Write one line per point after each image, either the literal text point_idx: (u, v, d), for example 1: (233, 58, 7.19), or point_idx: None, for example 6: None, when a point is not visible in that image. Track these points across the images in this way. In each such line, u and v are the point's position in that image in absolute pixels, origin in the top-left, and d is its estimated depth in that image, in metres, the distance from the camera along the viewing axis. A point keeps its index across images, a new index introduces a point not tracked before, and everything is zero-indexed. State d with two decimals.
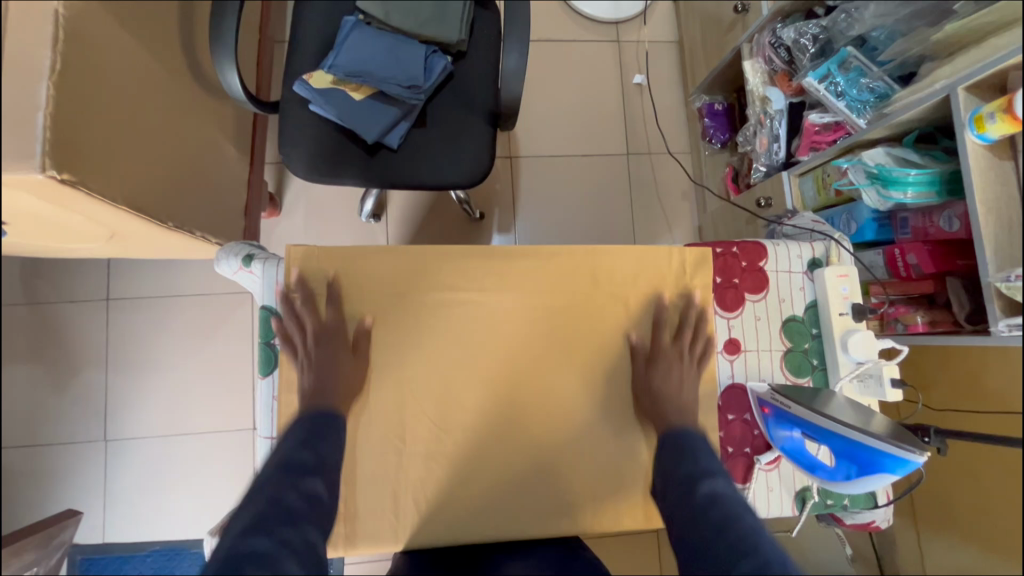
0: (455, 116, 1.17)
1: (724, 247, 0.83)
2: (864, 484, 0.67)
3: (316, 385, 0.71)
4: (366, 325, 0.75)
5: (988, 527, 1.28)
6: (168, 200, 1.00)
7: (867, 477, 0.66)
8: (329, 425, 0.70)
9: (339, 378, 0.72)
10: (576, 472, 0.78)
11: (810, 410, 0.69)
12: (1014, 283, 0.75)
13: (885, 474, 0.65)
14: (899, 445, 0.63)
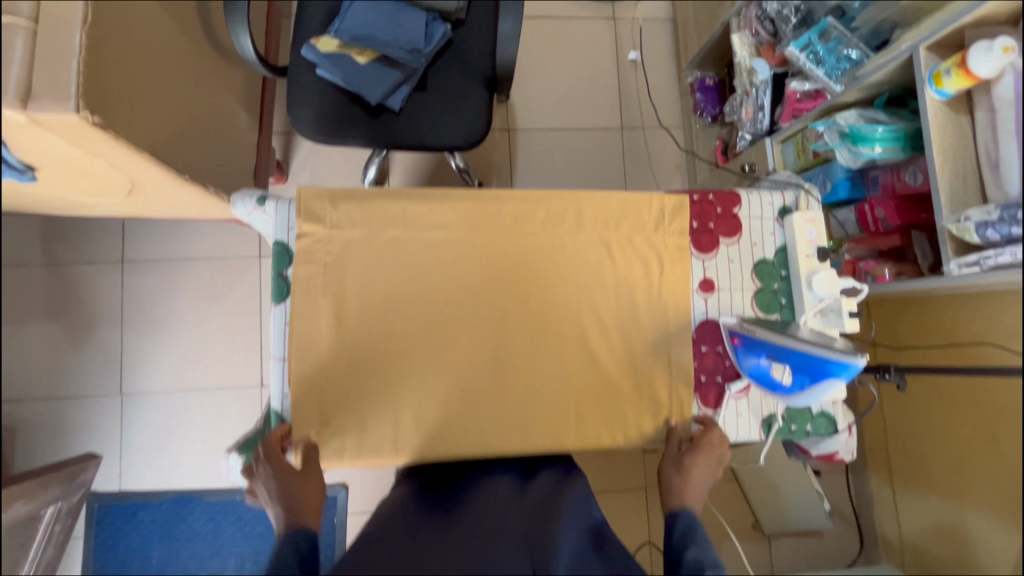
0: (454, 82, 1.24)
1: (701, 195, 0.90)
2: (819, 391, 0.76)
3: (281, 502, 0.72)
4: (312, 442, 0.80)
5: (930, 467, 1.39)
6: (183, 154, 1.07)
7: (821, 386, 0.75)
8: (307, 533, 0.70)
9: (298, 491, 0.74)
10: (563, 396, 0.86)
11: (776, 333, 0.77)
12: (963, 224, 0.81)
13: (836, 380, 0.74)
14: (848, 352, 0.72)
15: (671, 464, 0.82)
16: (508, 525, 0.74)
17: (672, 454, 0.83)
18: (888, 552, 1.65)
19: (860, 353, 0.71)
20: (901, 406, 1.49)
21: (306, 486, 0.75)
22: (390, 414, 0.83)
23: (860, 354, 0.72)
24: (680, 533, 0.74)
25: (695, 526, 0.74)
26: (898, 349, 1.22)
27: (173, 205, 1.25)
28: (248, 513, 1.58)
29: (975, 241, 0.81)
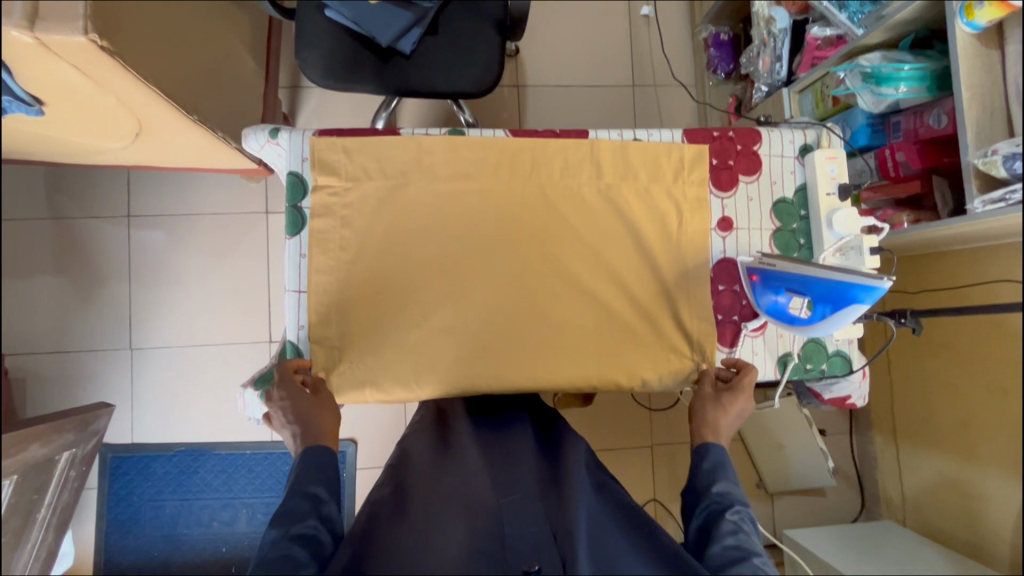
0: (466, 26, 1.21)
1: (721, 131, 0.88)
2: (839, 320, 0.76)
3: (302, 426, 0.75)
4: (321, 376, 0.81)
5: (928, 417, 1.44)
6: (192, 92, 1.05)
7: (841, 312, 0.74)
8: (322, 459, 0.73)
9: (318, 418, 0.76)
10: (579, 333, 0.85)
11: (792, 263, 0.76)
12: (989, 158, 0.80)
13: (857, 305, 0.73)
14: (867, 275, 0.71)
15: (708, 402, 0.81)
16: (523, 483, 0.74)
17: (706, 393, 0.83)
18: (890, 509, 1.68)
19: (884, 274, 0.69)
20: (907, 366, 1.51)
21: (322, 408, 0.77)
22: (406, 348, 0.82)
23: (884, 276, 0.69)
24: (710, 466, 0.76)
25: (726, 464, 0.77)
26: (910, 295, 1.20)
27: (180, 152, 1.23)
28: (259, 466, 1.60)
29: (1001, 176, 0.80)
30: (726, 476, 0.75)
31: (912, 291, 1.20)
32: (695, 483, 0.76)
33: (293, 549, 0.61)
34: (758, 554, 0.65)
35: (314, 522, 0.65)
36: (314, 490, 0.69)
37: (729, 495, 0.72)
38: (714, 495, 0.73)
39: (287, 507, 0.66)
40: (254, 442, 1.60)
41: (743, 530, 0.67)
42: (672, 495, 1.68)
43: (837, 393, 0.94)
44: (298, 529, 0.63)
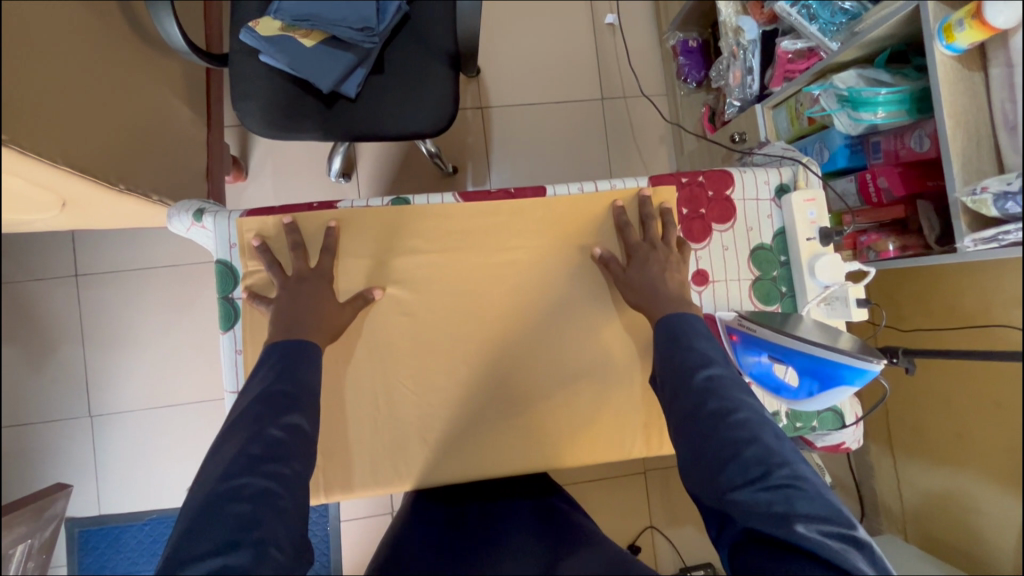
0: (413, 62, 1.12)
1: (690, 177, 0.82)
2: (825, 399, 0.70)
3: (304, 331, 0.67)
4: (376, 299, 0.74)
5: (923, 428, 1.41)
6: (110, 159, 0.96)
7: (827, 387, 0.69)
8: (306, 354, 0.65)
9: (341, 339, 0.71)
10: (549, 410, 0.78)
11: (775, 332, 0.70)
12: (978, 197, 0.74)
13: (845, 386, 0.68)
14: (860, 354, 0.65)
15: (627, 273, 0.75)
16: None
17: (616, 267, 0.76)
18: (890, 521, 1.61)
19: (876, 359, 0.64)
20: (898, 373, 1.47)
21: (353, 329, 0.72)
22: (358, 443, 0.75)
23: (876, 358, 0.64)
24: (668, 335, 0.68)
25: (681, 325, 0.69)
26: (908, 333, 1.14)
27: (112, 217, 1.14)
28: None
29: (992, 215, 0.73)
30: (685, 339, 0.67)
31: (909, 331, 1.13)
32: (657, 355, 0.68)
33: (284, 437, 0.57)
34: (746, 405, 0.60)
35: (301, 415, 0.60)
36: (279, 388, 0.61)
37: (693, 358, 0.65)
38: (679, 364, 0.65)
39: (277, 390, 0.60)
40: None
41: (720, 389, 0.62)
42: (669, 522, 1.63)
43: (830, 442, 0.89)
44: (280, 419, 0.58)
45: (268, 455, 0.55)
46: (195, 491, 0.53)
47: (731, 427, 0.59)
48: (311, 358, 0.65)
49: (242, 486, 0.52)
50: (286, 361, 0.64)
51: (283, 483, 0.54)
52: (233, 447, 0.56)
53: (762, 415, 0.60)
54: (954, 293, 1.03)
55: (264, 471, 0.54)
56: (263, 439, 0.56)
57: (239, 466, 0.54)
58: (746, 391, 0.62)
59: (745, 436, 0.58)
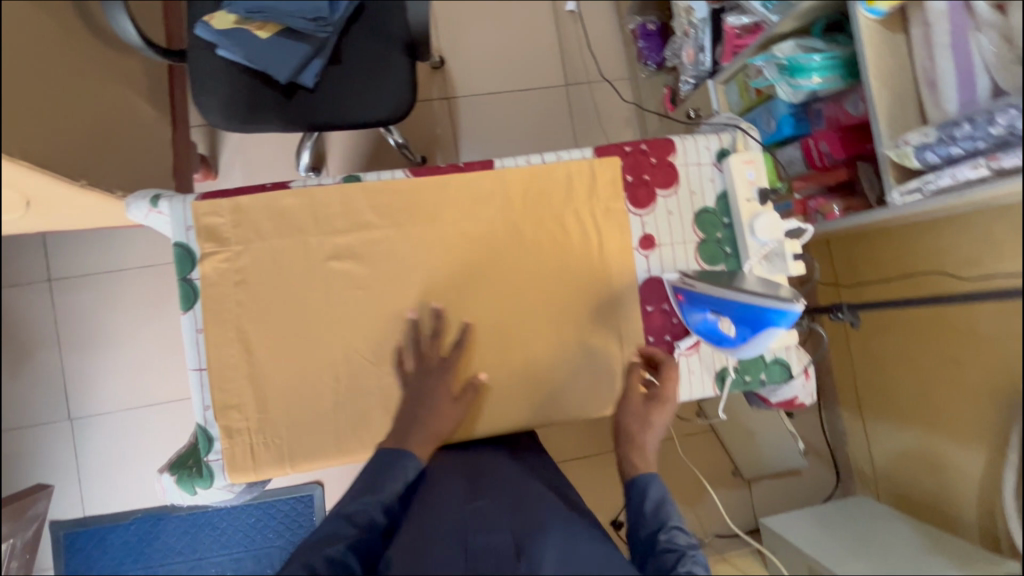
0: (371, 51, 1.15)
1: (634, 145, 0.85)
2: (757, 344, 0.73)
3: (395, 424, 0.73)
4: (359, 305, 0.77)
5: (886, 388, 1.46)
6: (71, 156, 0.98)
7: (758, 336, 0.73)
8: (390, 467, 0.71)
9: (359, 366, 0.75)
10: (506, 374, 0.81)
11: (712, 284, 0.76)
12: (902, 149, 0.77)
13: (774, 331, 0.71)
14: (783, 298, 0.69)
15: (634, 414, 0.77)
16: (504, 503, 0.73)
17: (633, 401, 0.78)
18: (862, 483, 1.65)
19: (795, 301, 0.68)
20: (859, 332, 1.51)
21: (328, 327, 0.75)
22: (321, 415, 0.77)
23: (795, 300, 0.68)
24: (654, 505, 0.73)
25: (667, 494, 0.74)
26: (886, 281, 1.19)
27: (77, 218, 1.16)
28: (222, 522, 1.53)
29: (914, 166, 0.77)
30: (670, 511, 0.72)
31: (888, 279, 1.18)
32: (639, 522, 0.72)
33: (349, 559, 0.65)
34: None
35: (375, 534, 0.69)
36: (361, 511, 0.69)
37: (678, 540, 0.69)
38: (661, 544, 0.69)
39: (358, 509, 0.69)
40: None
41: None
42: None
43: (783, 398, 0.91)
44: (353, 539, 0.67)
45: (330, 570, 0.63)
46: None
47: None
48: (406, 469, 0.72)
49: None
50: (372, 473, 0.72)
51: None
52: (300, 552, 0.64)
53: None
54: (923, 245, 1.08)
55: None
56: (329, 555, 0.64)
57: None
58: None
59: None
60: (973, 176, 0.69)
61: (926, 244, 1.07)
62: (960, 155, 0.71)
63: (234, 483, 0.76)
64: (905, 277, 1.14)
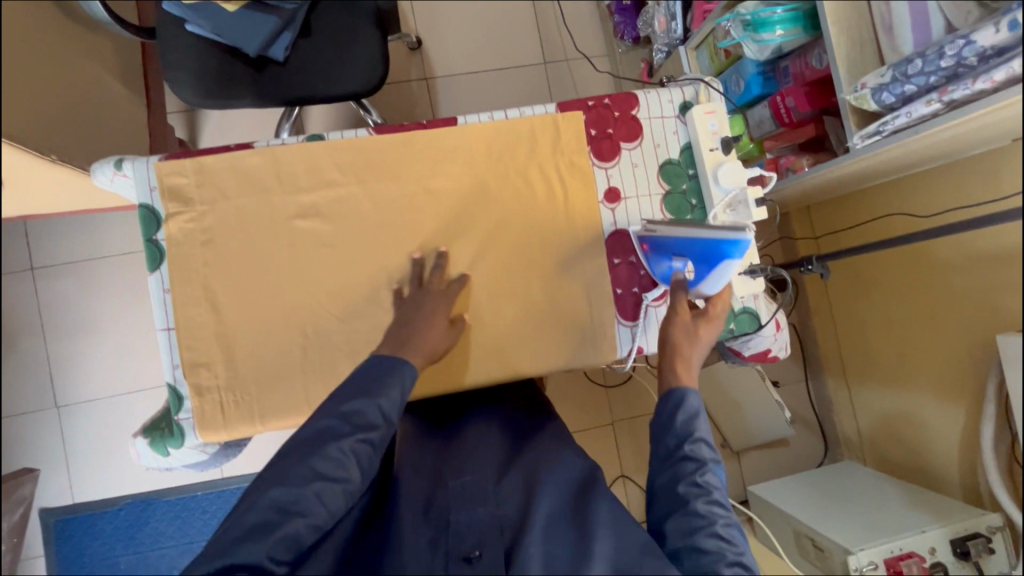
0: (340, 23, 1.15)
1: (597, 100, 0.86)
2: (721, 275, 0.73)
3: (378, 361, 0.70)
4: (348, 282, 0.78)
5: (864, 345, 1.42)
6: (41, 131, 0.98)
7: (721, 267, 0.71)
8: (390, 367, 0.69)
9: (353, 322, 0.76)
10: (476, 329, 0.81)
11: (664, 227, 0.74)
12: (860, 93, 0.77)
13: (731, 261, 0.70)
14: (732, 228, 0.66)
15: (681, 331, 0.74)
16: (483, 466, 0.71)
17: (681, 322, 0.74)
18: (850, 450, 1.60)
19: (745, 227, 0.65)
20: (836, 283, 1.47)
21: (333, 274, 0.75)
22: (290, 372, 0.77)
23: (743, 227, 0.65)
24: (684, 414, 0.69)
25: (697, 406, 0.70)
26: (881, 219, 1.15)
27: (51, 197, 1.16)
28: (212, 507, 1.52)
29: (873, 109, 0.78)
30: (698, 423, 0.69)
31: (882, 216, 1.14)
32: (665, 425, 0.70)
33: (347, 461, 0.63)
34: (727, 514, 0.65)
35: (372, 439, 0.65)
36: (354, 408, 0.65)
37: (700, 452, 0.67)
38: (683, 456, 0.68)
39: (355, 409, 0.65)
40: (204, 482, 1.53)
41: (712, 497, 0.65)
42: None
43: (758, 350, 0.91)
44: (352, 441, 0.64)
45: (330, 473, 0.62)
46: (257, 492, 0.61)
47: (714, 536, 0.62)
48: (401, 376, 0.69)
49: (296, 501, 0.60)
50: (365, 377, 0.68)
51: (327, 508, 0.61)
52: (299, 459, 0.63)
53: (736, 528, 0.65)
54: (914, 180, 1.04)
55: (317, 491, 0.61)
56: (330, 458, 0.62)
57: (301, 477, 0.61)
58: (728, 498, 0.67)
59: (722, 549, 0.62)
60: (926, 111, 0.70)
61: (917, 180, 1.04)
62: (914, 93, 0.72)
63: (205, 442, 0.77)
64: (896, 213, 1.10)
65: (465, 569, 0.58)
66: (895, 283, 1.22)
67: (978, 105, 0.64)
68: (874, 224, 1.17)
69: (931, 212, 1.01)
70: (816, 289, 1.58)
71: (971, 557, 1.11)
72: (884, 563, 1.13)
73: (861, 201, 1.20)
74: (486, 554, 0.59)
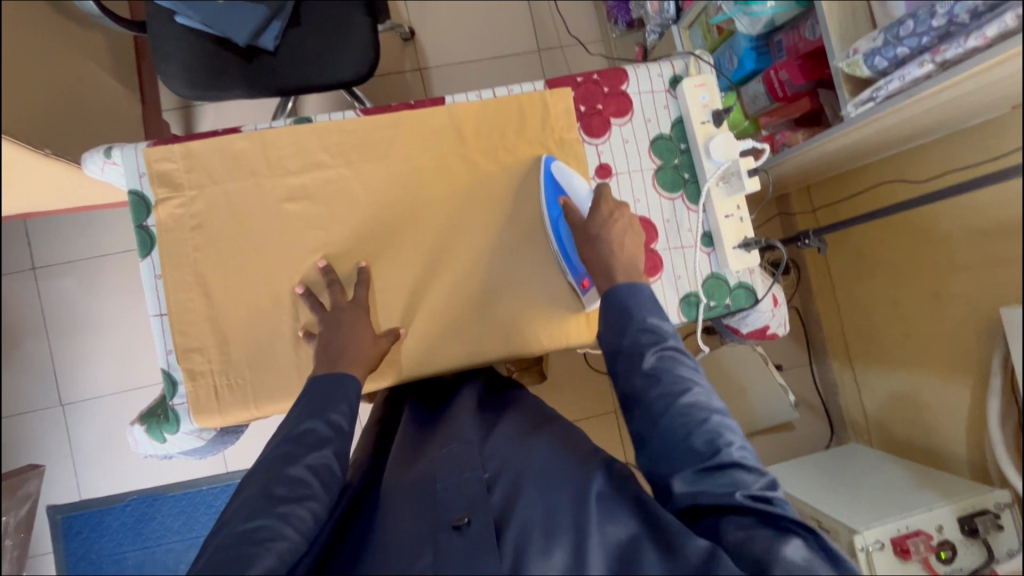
0: (330, 11, 1.15)
1: (585, 76, 0.86)
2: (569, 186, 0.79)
3: (350, 360, 0.70)
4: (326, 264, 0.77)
5: (868, 327, 1.40)
6: (36, 125, 0.99)
7: (563, 177, 0.79)
8: (335, 387, 0.65)
9: (336, 312, 0.74)
10: (468, 310, 0.80)
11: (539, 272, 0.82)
12: (851, 59, 0.78)
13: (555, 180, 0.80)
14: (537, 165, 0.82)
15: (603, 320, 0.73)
16: (461, 432, 0.67)
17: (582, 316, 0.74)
18: (857, 433, 1.58)
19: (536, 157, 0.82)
20: (838, 263, 1.45)
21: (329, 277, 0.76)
22: (283, 355, 0.77)
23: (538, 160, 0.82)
24: (617, 313, 0.65)
25: (628, 301, 0.65)
26: (885, 187, 1.12)
27: (49, 193, 1.16)
28: (217, 501, 1.52)
29: (866, 74, 0.77)
30: (633, 315, 0.64)
31: (887, 184, 1.12)
32: (604, 332, 0.66)
33: (308, 478, 0.56)
34: (693, 387, 0.59)
35: (329, 453, 0.59)
36: (311, 426, 0.60)
37: (641, 340, 0.62)
38: (626, 349, 0.62)
39: (305, 429, 0.60)
40: (209, 477, 1.53)
41: (665, 375, 0.60)
42: None
43: (756, 326, 0.90)
44: (310, 459, 0.57)
45: (289, 494, 0.54)
46: (216, 530, 0.53)
47: (677, 416, 0.57)
48: (347, 392, 0.65)
49: (259, 528, 0.51)
50: (312, 399, 0.64)
51: (296, 527, 0.52)
52: (254, 482, 0.55)
53: (709, 396, 0.59)
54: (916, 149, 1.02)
55: (279, 513, 0.52)
56: (287, 480, 0.55)
57: (255, 507, 0.53)
58: (694, 369, 0.61)
59: (689, 424, 0.57)
60: (918, 73, 0.69)
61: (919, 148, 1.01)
62: (908, 55, 0.71)
63: (200, 426, 0.78)
64: (899, 180, 1.08)
65: (455, 539, 0.53)
66: (895, 256, 1.20)
67: (971, 63, 0.62)
68: (878, 192, 1.14)
69: (929, 179, 0.99)
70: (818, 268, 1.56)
71: (978, 534, 1.10)
72: (890, 542, 1.11)
73: (865, 173, 1.17)
74: (476, 520, 0.54)
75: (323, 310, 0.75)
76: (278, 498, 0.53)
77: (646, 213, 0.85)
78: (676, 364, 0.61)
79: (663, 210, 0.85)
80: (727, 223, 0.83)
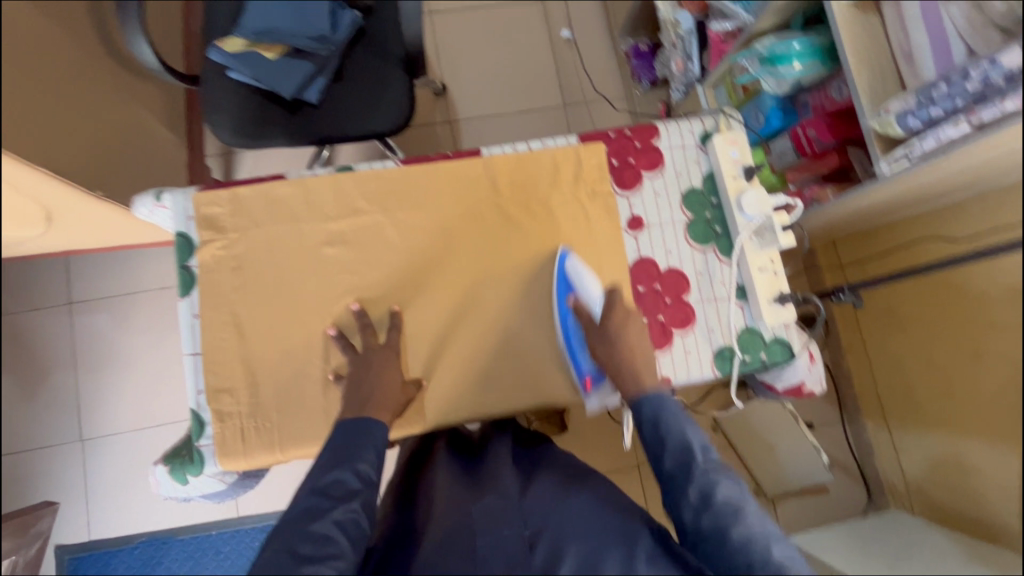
0: (371, 68, 1.22)
1: (618, 131, 0.88)
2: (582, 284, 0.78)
3: (380, 404, 0.69)
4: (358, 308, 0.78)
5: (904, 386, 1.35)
6: (94, 170, 1.05)
7: (574, 275, 0.79)
8: (364, 431, 0.64)
9: (366, 357, 0.74)
10: (496, 356, 0.79)
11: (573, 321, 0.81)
12: (884, 117, 0.79)
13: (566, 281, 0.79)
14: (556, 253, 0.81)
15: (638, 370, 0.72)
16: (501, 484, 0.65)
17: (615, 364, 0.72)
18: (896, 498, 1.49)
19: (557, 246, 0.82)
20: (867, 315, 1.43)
21: (364, 326, 0.76)
22: (311, 398, 0.77)
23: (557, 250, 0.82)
24: (651, 429, 0.67)
25: (661, 413, 0.68)
26: (918, 243, 1.11)
27: (97, 234, 1.22)
28: (226, 547, 1.48)
29: (898, 133, 0.79)
30: (670, 433, 0.65)
31: (920, 241, 1.11)
32: (647, 447, 0.67)
33: (335, 535, 0.55)
34: (743, 509, 0.60)
35: (357, 506, 0.58)
36: (339, 477, 0.59)
37: (683, 463, 0.63)
38: (669, 472, 0.64)
39: (331, 480, 0.59)
40: (219, 521, 1.49)
41: (715, 499, 0.60)
42: None
43: (791, 382, 0.87)
44: (337, 513, 0.56)
45: (314, 553, 0.53)
46: None
47: (729, 548, 0.58)
48: (373, 436, 0.64)
49: None
50: (339, 446, 0.63)
51: None
52: (277, 536, 0.54)
53: (761, 520, 0.59)
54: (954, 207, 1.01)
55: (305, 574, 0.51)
56: (312, 537, 0.54)
57: (282, 567, 0.51)
58: (739, 486, 0.62)
59: (745, 560, 0.57)
60: (954, 133, 0.70)
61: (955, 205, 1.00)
62: (941, 116, 0.72)
63: (225, 469, 0.77)
64: (933, 236, 1.07)
65: None
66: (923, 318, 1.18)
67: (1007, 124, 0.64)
68: (911, 252, 1.13)
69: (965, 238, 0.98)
70: (847, 321, 1.53)
71: None
72: None
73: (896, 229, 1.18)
74: None
75: (355, 353, 0.75)
76: (302, 559, 0.52)
77: (679, 265, 0.85)
78: (722, 481, 0.62)
79: (696, 262, 0.85)
80: (762, 277, 0.82)
